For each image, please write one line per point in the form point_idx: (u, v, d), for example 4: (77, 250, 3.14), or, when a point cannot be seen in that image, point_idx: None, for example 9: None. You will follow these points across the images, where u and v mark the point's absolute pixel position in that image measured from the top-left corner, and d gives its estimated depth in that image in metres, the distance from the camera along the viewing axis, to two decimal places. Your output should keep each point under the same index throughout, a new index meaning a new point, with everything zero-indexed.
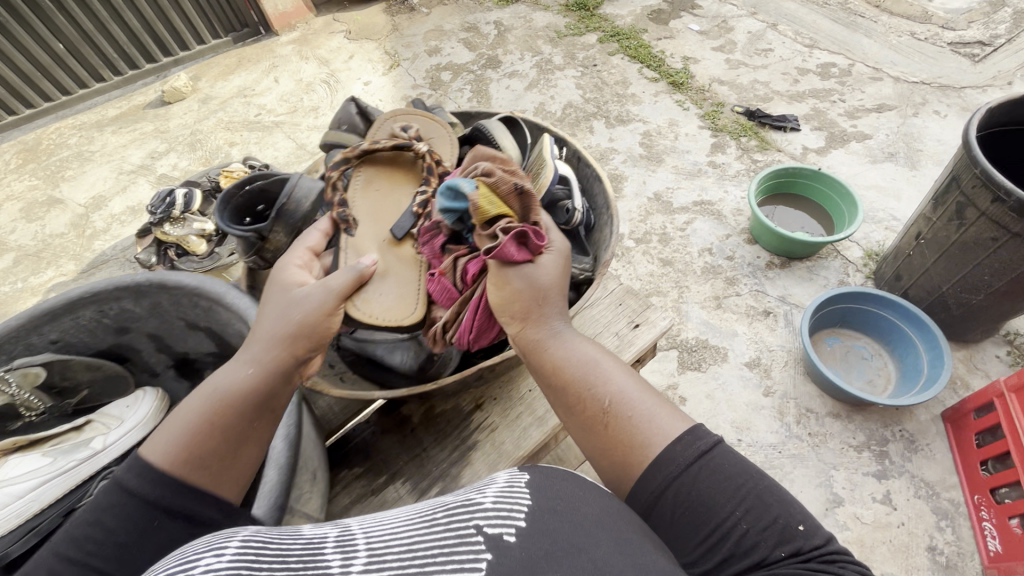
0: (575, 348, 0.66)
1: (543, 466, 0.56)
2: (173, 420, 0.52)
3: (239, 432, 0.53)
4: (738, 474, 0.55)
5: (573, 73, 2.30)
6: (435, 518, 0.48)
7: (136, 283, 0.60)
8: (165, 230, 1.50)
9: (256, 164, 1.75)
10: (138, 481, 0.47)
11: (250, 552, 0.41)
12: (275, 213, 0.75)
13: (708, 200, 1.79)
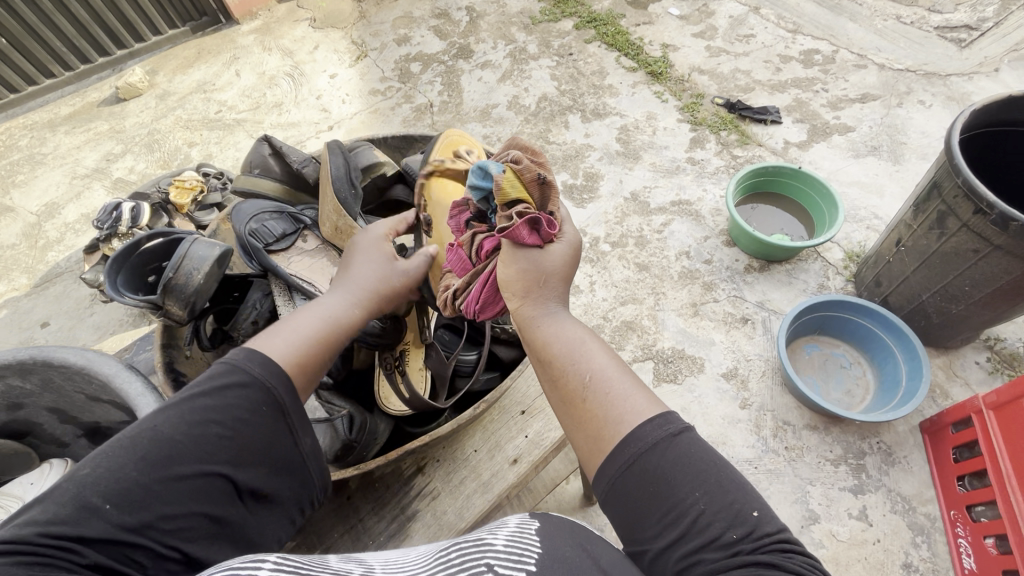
0: (563, 326, 0.65)
1: (546, 516, 0.56)
2: (291, 325, 0.64)
3: (325, 364, 0.65)
4: (703, 462, 0.52)
5: (548, 63, 2.20)
6: (450, 558, 0.48)
7: (19, 361, 0.66)
8: (112, 248, 1.41)
9: (211, 170, 1.65)
10: (264, 373, 0.58)
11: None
12: (164, 287, 0.75)
13: (686, 199, 1.73)
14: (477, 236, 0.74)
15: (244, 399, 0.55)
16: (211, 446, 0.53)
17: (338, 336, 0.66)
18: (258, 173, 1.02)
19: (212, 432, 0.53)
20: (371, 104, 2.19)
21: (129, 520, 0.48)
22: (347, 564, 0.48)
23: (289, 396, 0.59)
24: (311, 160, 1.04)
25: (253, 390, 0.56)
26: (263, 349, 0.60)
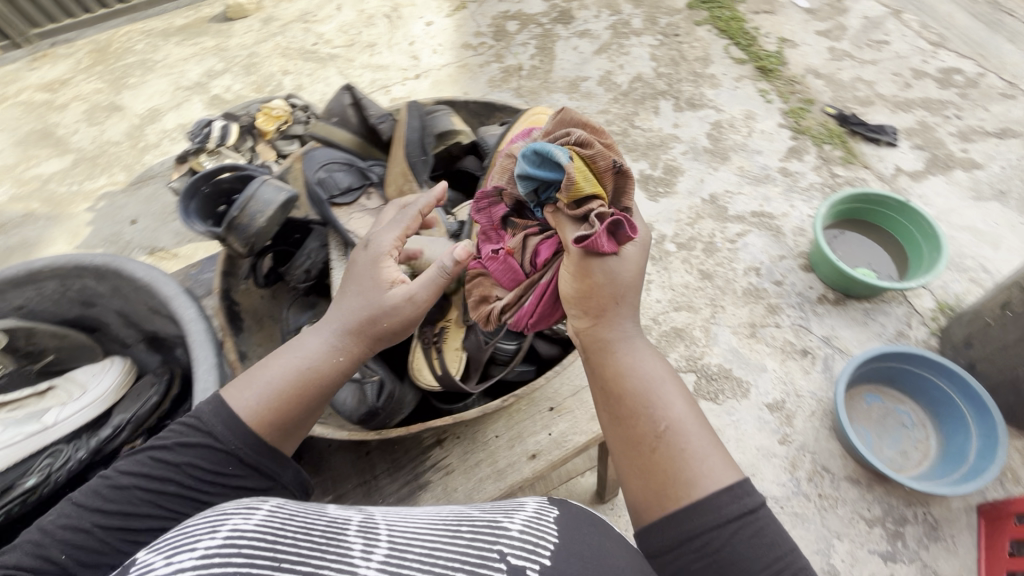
0: (644, 362, 0.64)
1: (568, 504, 0.59)
2: (268, 372, 0.63)
3: (308, 414, 0.64)
4: (766, 540, 0.52)
5: (651, 41, 2.08)
6: (458, 528, 0.51)
7: (87, 262, 0.73)
8: (198, 162, 1.49)
9: (298, 100, 1.69)
10: (226, 429, 0.59)
11: (274, 524, 0.45)
12: (228, 225, 0.81)
13: (769, 212, 1.61)
14: (529, 241, 0.78)
15: (200, 454, 0.58)
16: (170, 501, 0.57)
17: (319, 386, 0.64)
18: (335, 122, 1.04)
19: (170, 487, 0.57)
20: (461, 58, 2.16)
21: (85, 573, 0.52)
22: (347, 510, 0.52)
23: (252, 452, 0.60)
24: (387, 118, 1.06)
25: (208, 450, 0.58)
26: (229, 401, 0.61)
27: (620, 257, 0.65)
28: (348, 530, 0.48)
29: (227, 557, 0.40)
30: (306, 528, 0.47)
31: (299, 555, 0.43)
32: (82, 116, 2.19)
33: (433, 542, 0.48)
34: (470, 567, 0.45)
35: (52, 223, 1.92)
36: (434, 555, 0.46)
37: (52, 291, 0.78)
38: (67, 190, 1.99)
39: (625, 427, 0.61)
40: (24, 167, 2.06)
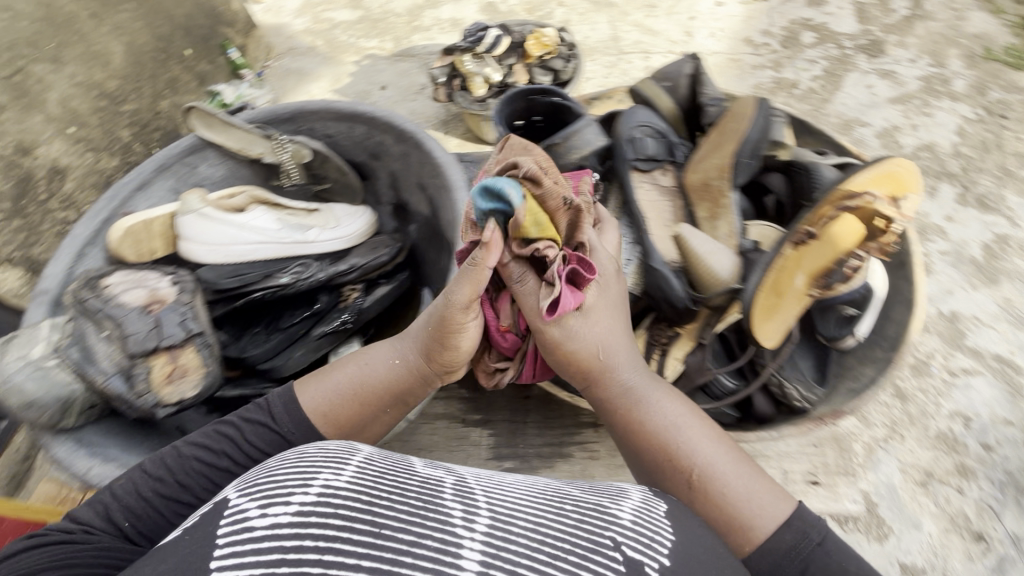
0: (664, 417, 0.78)
1: (672, 502, 0.68)
2: (334, 381, 0.82)
3: (369, 415, 0.82)
4: (824, 552, 0.67)
5: (966, 112, 1.73)
6: (562, 508, 0.62)
7: (378, 117, 1.06)
8: (463, 61, 1.59)
9: (568, 36, 1.69)
10: (287, 415, 0.78)
11: (365, 481, 0.59)
12: (549, 147, 1.05)
13: (1018, 365, 1.32)
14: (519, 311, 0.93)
15: (262, 439, 0.76)
16: (220, 475, 0.73)
17: (378, 394, 0.82)
18: (665, 87, 1.18)
19: (223, 463, 0.73)
20: (735, 51, 1.99)
21: (143, 529, 0.69)
22: (435, 476, 0.65)
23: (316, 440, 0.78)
24: (717, 103, 1.16)
25: (269, 434, 0.76)
26: (304, 401, 0.80)
27: (573, 331, 0.82)
28: (442, 497, 0.59)
29: (322, 514, 0.53)
30: (401, 490, 0.58)
31: (396, 515, 0.54)
32: None
33: (534, 519, 0.58)
34: (581, 551, 0.55)
35: (324, 63, 2.21)
36: (533, 529, 0.57)
37: (359, 134, 1.11)
38: (346, 40, 2.26)
39: (672, 486, 0.75)
40: (323, 8, 2.37)
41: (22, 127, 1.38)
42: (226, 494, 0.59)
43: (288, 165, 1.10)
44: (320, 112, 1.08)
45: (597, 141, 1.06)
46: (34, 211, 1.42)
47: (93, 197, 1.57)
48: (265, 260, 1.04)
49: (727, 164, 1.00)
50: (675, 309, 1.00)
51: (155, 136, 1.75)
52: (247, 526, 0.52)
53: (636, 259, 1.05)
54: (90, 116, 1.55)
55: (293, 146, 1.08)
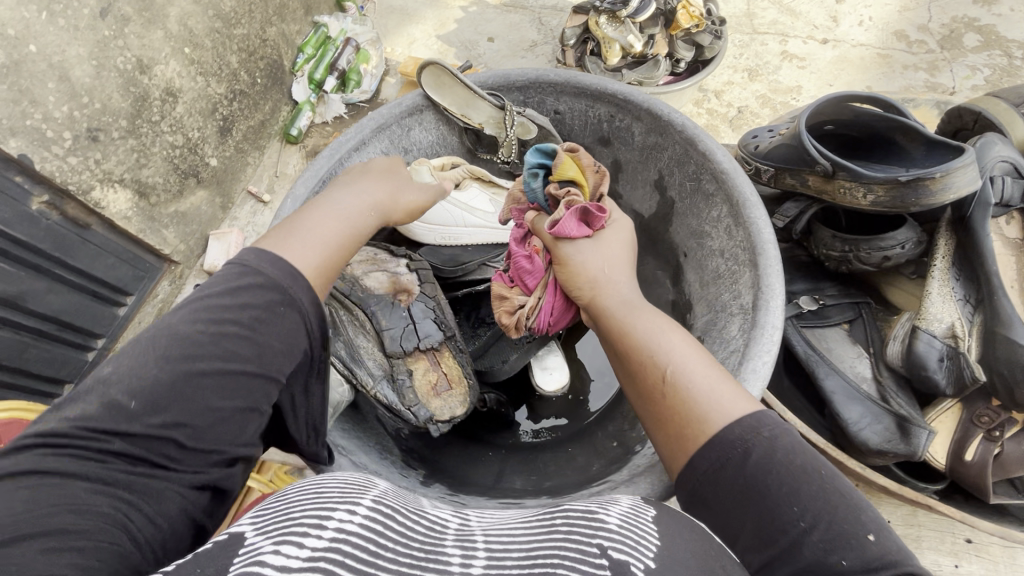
0: (639, 310, 0.68)
1: (664, 507, 0.49)
2: (302, 228, 0.63)
3: (350, 261, 0.65)
4: (804, 466, 0.50)
5: None
6: (553, 523, 0.44)
7: (638, 103, 0.87)
8: (599, 23, 1.45)
9: (715, 8, 1.53)
10: (279, 269, 0.57)
11: (376, 522, 0.42)
12: (914, 180, 0.74)
13: None
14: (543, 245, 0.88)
15: (255, 300, 0.55)
16: (174, 438, 0.50)
17: (355, 245, 0.67)
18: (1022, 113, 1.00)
19: (206, 381, 0.51)
20: (885, 46, 1.79)
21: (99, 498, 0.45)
22: (444, 517, 0.48)
23: (306, 291, 0.58)
24: None
25: (256, 286, 0.55)
26: (292, 258, 0.59)
27: (573, 255, 0.77)
28: (445, 542, 0.43)
29: (334, 561, 0.37)
30: (405, 534, 0.42)
31: (398, 569, 0.38)
32: None
33: (536, 544, 0.42)
34: (570, 563, 0.39)
35: (429, 4, 2.07)
36: (536, 558, 0.40)
37: (598, 116, 0.94)
38: None
39: (638, 384, 0.61)
40: None
41: (143, 41, 1.30)
42: (238, 527, 0.43)
43: (507, 138, 0.98)
44: (563, 84, 0.92)
45: (965, 187, 0.76)
46: (146, 132, 1.37)
47: (199, 123, 1.51)
48: (483, 243, 1.01)
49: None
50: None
51: (259, 65, 1.67)
52: (258, 562, 0.36)
53: (976, 320, 0.86)
54: (205, 37, 1.46)
55: (521, 120, 0.95)
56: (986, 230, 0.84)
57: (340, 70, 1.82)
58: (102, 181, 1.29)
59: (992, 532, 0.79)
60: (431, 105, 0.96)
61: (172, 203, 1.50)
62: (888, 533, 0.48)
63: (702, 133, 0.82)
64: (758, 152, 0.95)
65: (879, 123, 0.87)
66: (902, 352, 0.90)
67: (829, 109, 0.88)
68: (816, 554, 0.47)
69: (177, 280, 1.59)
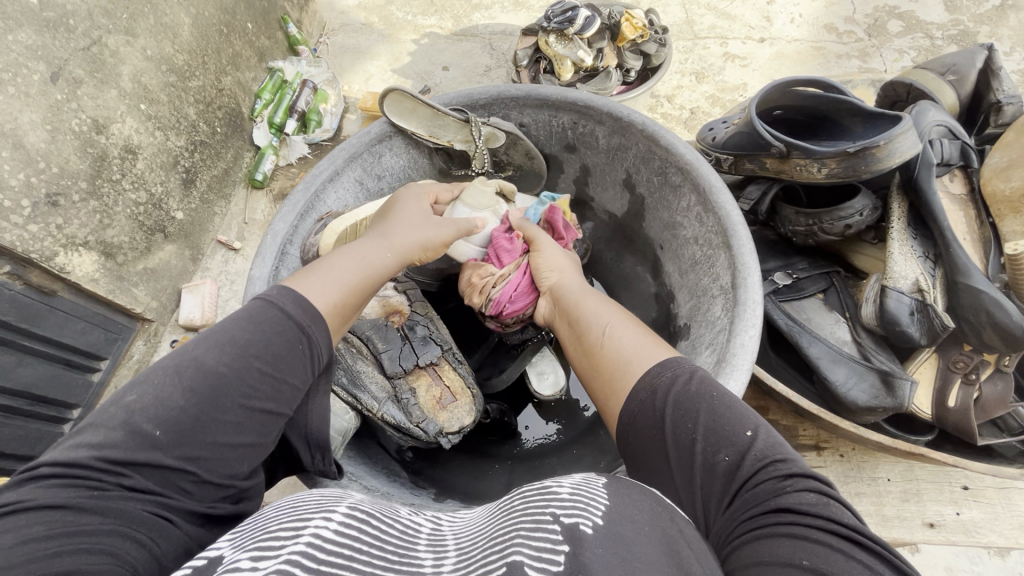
0: (580, 291, 0.79)
1: (615, 477, 0.53)
2: (329, 272, 0.68)
3: (361, 301, 0.71)
4: (697, 391, 0.57)
5: None
6: (512, 507, 0.49)
7: (598, 107, 0.90)
8: (549, 42, 1.50)
9: (657, 17, 1.60)
10: (300, 304, 0.63)
11: (352, 527, 0.46)
12: (862, 148, 0.78)
13: None
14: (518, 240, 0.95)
15: (274, 336, 0.59)
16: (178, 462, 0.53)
17: (373, 284, 0.72)
18: (948, 80, 1.08)
19: (228, 406, 0.55)
20: (818, 39, 1.89)
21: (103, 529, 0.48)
22: (416, 524, 0.53)
23: (322, 329, 0.64)
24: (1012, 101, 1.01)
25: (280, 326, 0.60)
26: (311, 296, 0.64)
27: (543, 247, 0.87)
28: (416, 548, 0.48)
29: (319, 562, 0.40)
30: (379, 538, 0.46)
31: (374, 569, 0.42)
32: None
33: (496, 527, 0.47)
34: (526, 534, 0.44)
35: (381, 40, 2.11)
36: (496, 539, 0.45)
37: (562, 124, 0.97)
38: (403, 18, 2.15)
39: (579, 351, 0.72)
40: None
41: (98, 102, 1.30)
42: (216, 549, 0.45)
43: (477, 151, 0.99)
44: (526, 96, 0.95)
45: (910, 150, 0.81)
46: (108, 192, 1.35)
47: (162, 178, 1.49)
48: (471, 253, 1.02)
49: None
50: (1005, 340, 0.82)
51: (218, 114, 1.67)
52: None
53: (938, 274, 0.90)
54: (160, 92, 1.45)
55: (489, 130, 0.96)
56: (935, 189, 0.88)
57: (299, 111, 1.83)
58: (67, 245, 1.27)
59: (984, 471, 0.82)
60: (398, 129, 0.97)
61: (140, 260, 1.48)
62: (772, 438, 0.54)
63: (663, 129, 0.85)
64: (717, 143, 0.99)
65: (822, 102, 0.92)
66: (875, 313, 0.93)
67: (773, 95, 0.93)
68: (709, 464, 0.54)
69: (153, 338, 1.55)
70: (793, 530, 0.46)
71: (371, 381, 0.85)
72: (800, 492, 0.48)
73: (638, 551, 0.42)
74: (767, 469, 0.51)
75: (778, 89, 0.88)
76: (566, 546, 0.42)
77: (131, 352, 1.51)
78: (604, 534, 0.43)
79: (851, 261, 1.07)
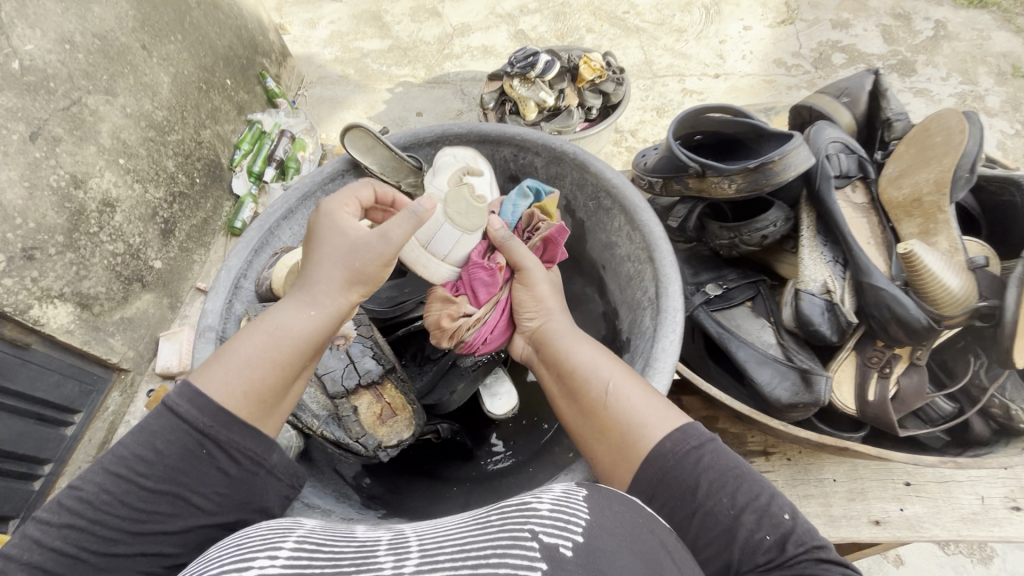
0: (580, 338, 0.74)
1: (595, 486, 0.51)
2: (235, 354, 0.59)
3: (291, 377, 0.62)
4: (729, 463, 0.56)
5: (1005, 127, 1.78)
6: (487, 519, 0.46)
7: (532, 140, 0.96)
8: (513, 86, 1.58)
9: (613, 59, 1.70)
10: (189, 408, 0.55)
11: (302, 559, 0.42)
12: (758, 166, 0.84)
13: None
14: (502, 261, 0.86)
15: (177, 446, 0.55)
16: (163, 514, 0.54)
17: (302, 353, 0.62)
18: (843, 102, 1.12)
19: (165, 499, 0.54)
20: (769, 73, 2.01)
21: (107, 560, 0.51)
22: (375, 534, 0.49)
23: (238, 426, 0.57)
24: (905, 117, 1.05)
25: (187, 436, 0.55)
26: (205, 389, 0.57)
27: (531, 283, 0.81)
28: (377, 553, 0.44)
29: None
30: (332, 559, 0.43)
31: None
32: (408, 11, 2.44)
33: (470, 536, 0.44)
34: (502, 551, 0.41)
35: (357, 90, 2.21)
36: (469, 551, 0.42)
37: (502, 157, 1.02)
38: (378, 69, 2.26)
39: (580, 405, 0.66)
40: (352, 38, 2.38)
41: (76, 158, 1.34)
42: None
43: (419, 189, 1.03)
44: (465, 133, 1.01)
45: (806, 163, 0.87)
46: (85, 245, 1.37)
47: (140, 229, 1.52)
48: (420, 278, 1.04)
49: (945, 179, 0.88)
50: (907, 332, 0.86)
51: (197, 166, 1.72)
52: None
53: (845, 277, 0.95)
54: (139, 147, 1.50)
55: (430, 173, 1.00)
56: (834, 199, 0.94)
57: (278, 159, 1.89)
58: (41, 297, 1.28)
59: (905, 460, 0.81)
60: (351, 167, 1.00)
61: (117, 310, 1.48)
62: (798, 513, 0.54)
63: (592, 158, 0.91)
64: (647, 168, 1.02)
65: (733, 127, 0.97)
66: (793, 315, 0.96)
67: (689, 122, 0.98)
68: (744, 537, 0.53)
69: (129, 389, 1.54)
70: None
71: (312, 400, 0.81)
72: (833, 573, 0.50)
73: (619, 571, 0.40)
74: (799, 548, 0.52)
75: (686, 116, 0.93)
76: (543, 565, 0.39)
77: (106, 404, 1.50)
78: (584, 552, 0.41)
79: (777, 270, 1.11)
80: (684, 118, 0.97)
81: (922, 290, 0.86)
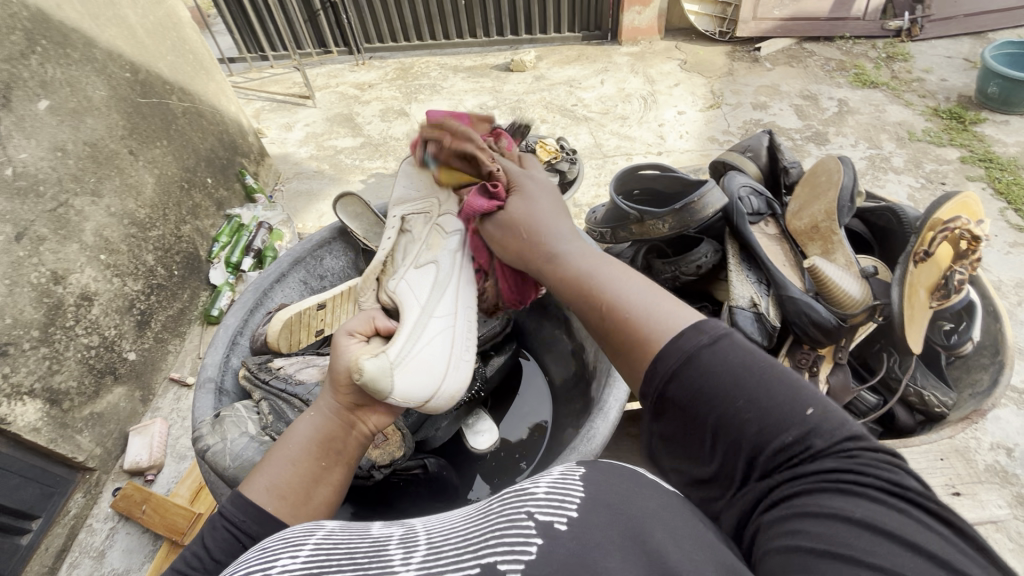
0: (575, 263, 0.66)
1: (595, 462, 0.48)
2: (265, 464, 0.62)
3: (308, 479, 0.61)
4: (743, 362, 0.48)
5: (912, 182, 2.03)
6: (488, 509, 0.44)
7: None
8: None
9: (565, 141, 1.91)
10: (231, 510, 0.56)
11: (324, 551, 0.41)
12: (683, 206, 0.96)
13: None
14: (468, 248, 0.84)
15: (218, 538, 0.55)
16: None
17: (315, 455, 0.63)
18: (748, 156, 1.28)
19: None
20: (704, 148, 2.26)
21: None
22: (387, 528, 0.46)
23: (267, 519, 0.56)
24: (796, 165, 1.25)
25: (226, 532, 0.55)
26: (244, 494, 0.59)
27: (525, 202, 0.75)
28: (389, 546, 0.42)
29: None
30: (350, 549, 0.42)
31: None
32: (378, 113, 2.69)
33: (473, 526, 0.41)
34: (499, 534, 0.39)
35: (332, 182, 2.35)
36: (471, 540, 0.40)
37: None
38: (353, 163, 2.43)
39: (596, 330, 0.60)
40: (326, 138, 2.59)
41: (59, 256, 1.38)
42: None
43: None
44: None
45: (723, 201, 1.00)
46: (60, 339, 1.38)
47: (116, 321, 1.54)
48: None
49: (833, 208, 1.06)
50: (823, 332, 0.99)
51: (176, 259, 1.77)
52: None
53: (770, 294, 1.06)
54: (121, 243, 1.56)
55: None
56: (750, 231, 1.05)
57: (256, 249, 1.94)
58: (11, 394, 1.27)
59: None
60: (337, 236, 1.10)
61: (87, 405, 1.46)
62: (829, 418, 0.46)
63: (551, 214, 1.05)
64: (596, 221, 1.17)
65: (663, 180, 1.12)
66: (731, 330, 1.06)
67: (624, 180, 1.14)
68: (765, 437, 0.46)
69: (93, 490, 1.47)
70: (870, 505, 0.39)
71: None
72: (862, 465, 0.42)
73: (613, 544, 0.37)
74: (830, 443, 0.44)
75: (622, 171, 1.07)
76: (537, 542, 0.37)
77: (67, 507, 1.42)
78: (581, 529, 0.38)
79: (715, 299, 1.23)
80: (621, 175, 1.12)
81: (828, 296, 1.01)
